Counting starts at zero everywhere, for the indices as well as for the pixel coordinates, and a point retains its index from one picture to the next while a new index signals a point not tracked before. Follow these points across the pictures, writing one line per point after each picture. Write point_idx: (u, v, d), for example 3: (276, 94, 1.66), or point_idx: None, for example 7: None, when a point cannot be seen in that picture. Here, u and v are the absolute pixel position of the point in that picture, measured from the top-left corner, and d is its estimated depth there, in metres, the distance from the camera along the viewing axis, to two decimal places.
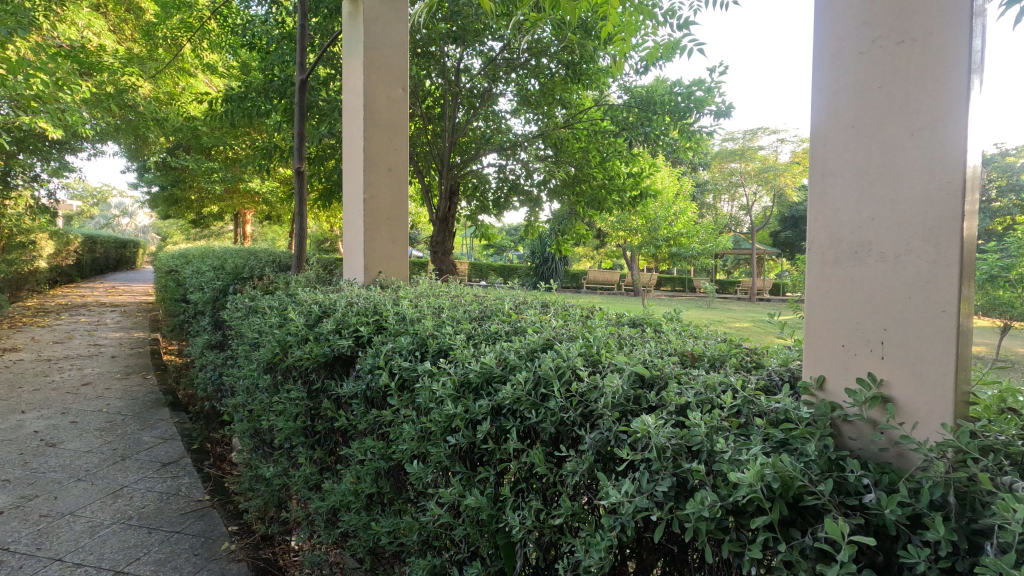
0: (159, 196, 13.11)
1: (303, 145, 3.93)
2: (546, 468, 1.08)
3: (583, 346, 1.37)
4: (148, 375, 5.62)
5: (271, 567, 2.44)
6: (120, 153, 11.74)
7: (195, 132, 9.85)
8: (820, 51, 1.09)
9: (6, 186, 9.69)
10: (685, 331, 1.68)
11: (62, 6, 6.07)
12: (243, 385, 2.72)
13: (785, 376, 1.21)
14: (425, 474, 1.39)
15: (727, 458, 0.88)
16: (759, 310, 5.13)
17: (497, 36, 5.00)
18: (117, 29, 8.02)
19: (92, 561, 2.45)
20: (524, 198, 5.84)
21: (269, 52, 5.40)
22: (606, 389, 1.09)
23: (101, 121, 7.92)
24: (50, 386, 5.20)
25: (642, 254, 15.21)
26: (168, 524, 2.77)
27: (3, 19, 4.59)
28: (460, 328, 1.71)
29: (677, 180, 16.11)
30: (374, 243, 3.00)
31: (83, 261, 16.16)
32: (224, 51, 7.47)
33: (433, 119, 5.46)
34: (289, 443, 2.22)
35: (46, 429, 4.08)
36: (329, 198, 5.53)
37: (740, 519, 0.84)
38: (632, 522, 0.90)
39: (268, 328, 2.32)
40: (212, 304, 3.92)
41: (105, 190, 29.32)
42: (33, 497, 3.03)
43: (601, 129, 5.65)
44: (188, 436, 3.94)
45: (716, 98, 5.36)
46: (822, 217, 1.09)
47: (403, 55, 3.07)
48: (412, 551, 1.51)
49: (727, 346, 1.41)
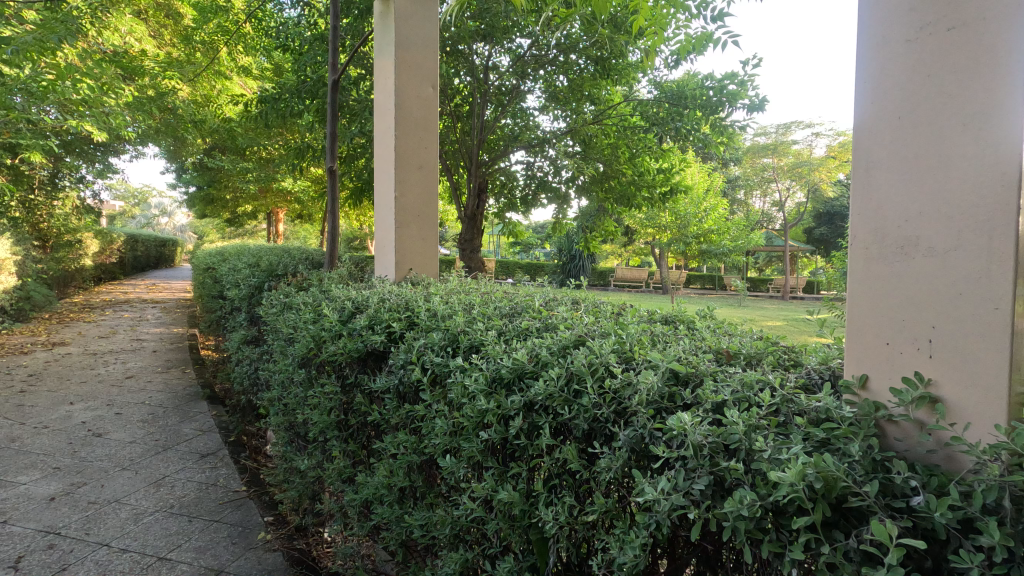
0: (197, 195, 13.54)
1: (335, 144, 4.00)
2: (579, 464, 1.08)
3: (616, 342, 1.35)
4: (186, 369, 5.82)
5: (306, 557, 2.50)
6: (161, 155, 12.17)
7: (231, 133, 10.13)
8: (864, 42, 1.06)
9: (53, 187, 10.26)
10: (719, 328, 1.66)
11: (107, 13, 6.32)
12: (278, 380, 2.79)
13: (826, 375, 1.18)
14: (457, 469, 1.40)
15: (766, 457, 0.86)
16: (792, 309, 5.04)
17: (525, 33, 5.01)
18: (158, 34, 8.30)
19: (136, 547, 2.54)
20: (552, 195, 5.83)
21: (301, 54, 5.51)
22: (641, 386, 1.08)
23: (142, 123, 8.22)
24: (95, 379, 5.42)
25: (671, 250, 15.04)
26: (208, 513, 2.86)
27: (54, 27, 4.77)
28: (491, 324, 1.71)
29: (707, 176, 15.91)
30: (405, 241, 3.03)
31: (126, 260, 16.83)
32: (257, 53, 7.65)
33: (461, 117, 5.49)
34: (323, 436, 2.27)
35: (93, 419, 4.26)
36: (360, 196, 5.62)
37: (780, 520, 0.82)
38: (667, 520, 0.90)
39: (303, 324, 2.37)
40: (248, 301, 4.02)
41: (146, 191, 30.67)
42: (81, 484, 3.17)
43: (631, 125, 5.59)
44: (225, 428, 4.06)
45: (749, 92, 5.25)
46: (866, 212, 1.06)
47: (433, 54, 3.08)
48: (444, 545, 1.52)
49: (763, 344, 1.38)
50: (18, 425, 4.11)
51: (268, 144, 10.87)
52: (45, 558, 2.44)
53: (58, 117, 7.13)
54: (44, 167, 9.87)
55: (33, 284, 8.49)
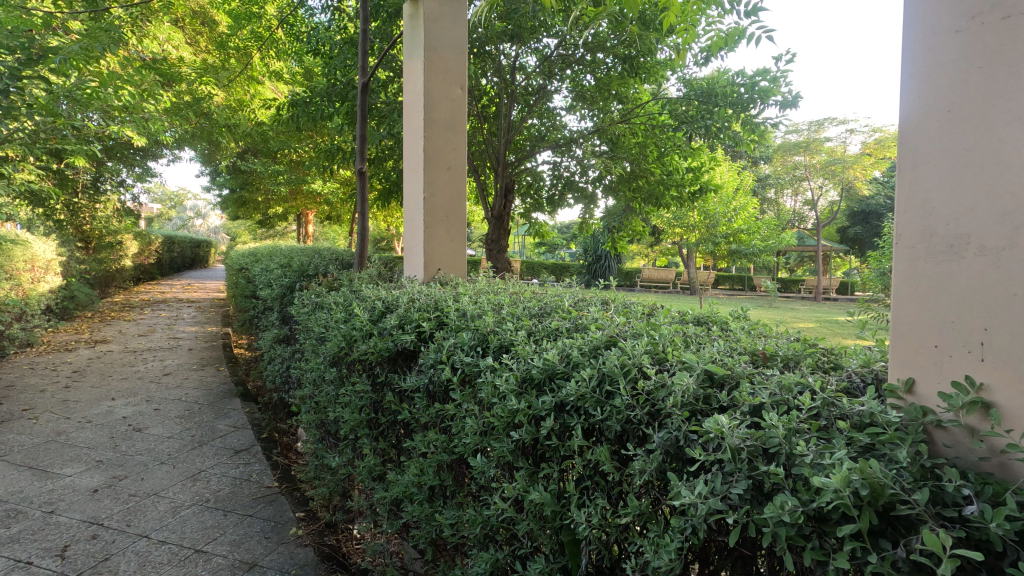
0: (230, 197, 13.89)
1: (364, 146, 4.05)
2: (611, 466, 1.07)
3: (648, 344, 1.33)
4: (221, 366, 5.97)
5: (336, 553, 2.53)
6: (196, 158, 12.52)
7: (264, 137, 10.37)
8: (910, 34, 1.03)
9: (95, 191, 10.68)
10: (753, 330, 1.62)
11: (146, 22, 6.53)
12: (310, 378, 2.83)
13: (868, 378, 1.14)
14: (488, 469, 1.40)
15: (808, 461, 0.84)
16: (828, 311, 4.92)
17: (552, 33, 5.00)
18: (194, 42, 8.54)
19: (174, 539, 2.62)
20: (579, 195, 5.79)
21: (331, 58, 5.60)
22: (675, 387, 1.06)
23: (179, 127, 8.49)
24: (135, 375, 5.61)
25: (700, 250, 14.89)
26: (242, 508, 2.93)
27: (98, 36, 4.88)
28: (521, 324, 1.71)
29: (736, 175, 15.65)
30: (433, 242, 3.05)
31: (163, 261, 17.42)
32: (289, 58, 7.81)
33: (488, 117, 5.50)
34: (353, 433, 2.29)
35: (133, 415, 4.41)
36: (388, 198, 5.69)
37: (823, 527, 0.80)
38: (703, 525, 0.88)
39: (334, 323, 2.41)
40: (280, 301, 4.10)
41: (182, 195, 31.83)
42: (123, 477, 3.28)
43: (659, 124, 5.52)
44: (258, 425, 4.15)
45: (782, 88, 5.12)
46: (913, 211, 1.03)
47: (462, 55, 3.10)
48: (474, 544, 1.53)
49: (800, 346, 1.34)
50: (64, 420, 4.28)
51: (299, 147, 11.07)
52: (89, 548, 2.53)
53: (100, 123, 7.40)
54: (88, 172, 10.26)
55: (77, 284, 8.83)
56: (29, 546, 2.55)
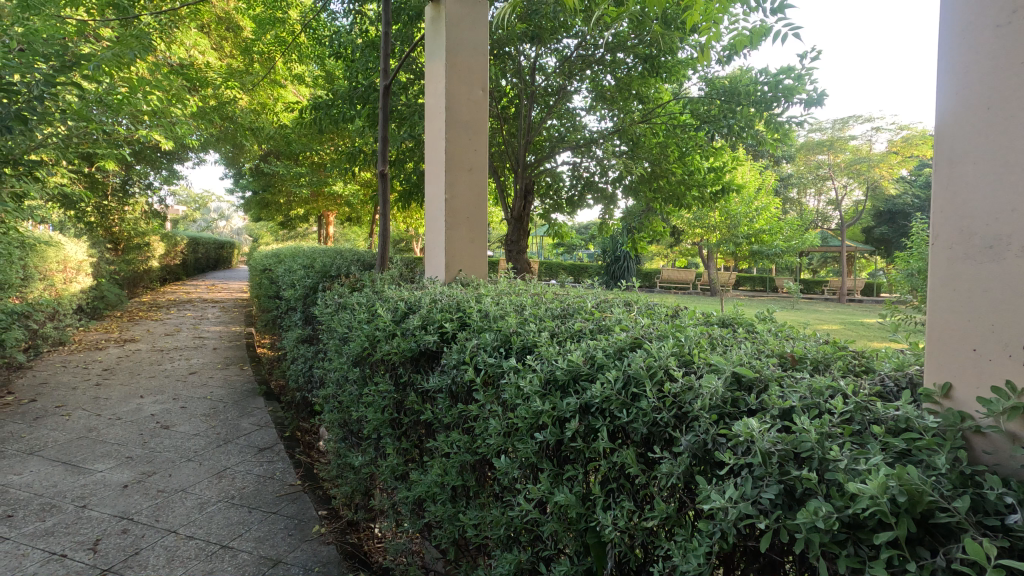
0: (253, 199, 14.12)
1: (386, 148, 4.09)
2: (637, 468, 1.07)
3: (673, 345, 1.32)
4: (244, 366, 6.07)
5: (358, 551, 2.55)
6: (221, 161, 12.76)
7: (286, 139, 10.51)
8: (949, 29, 1.01)
9: (124, 194, 10.95)
10: (780, 331, 1.60)
11: (174, 28, 6.67)
12: (332, 378, 2.86)
13: (902, 382, 1.11)
14: (512, 470, 1.41)
15: (842, 467, 0.82)
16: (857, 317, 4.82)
17: (572, 33, 4.98)
18: (219, 47, 8.68)
19: (201, 534, 2.67)
20: (599, 196, 5.77)
21: (353, 61, 5.65)
22: (703, 390, 1.05)
23: (204, 131, 8.67)
24: (163, 374, 5.74)
25: (721, 250, 14.73)
26: (266, 505, 2.98)
27: (129, 43, 5.01)
28: (544, 325, 1.71)
29: (758, 175, 15.45)
30: (454, 243, 3.06)
31: (189, 262, 17.80)
32: (311, 62, 7.91)
33: (508, 119, 5.50)
34: (376, 433, 2.31)
35: (161, 412, 4.52)
36: (408, 199, 5.73)
37: (858, 534, 0.78)
38: (733, 529, 0.87)
39: (357, 323, 2.43)
40: (303, 301, 4.16)
41: (206, 198, 32.56)
42: (151, 473, 3.36)
43: (680, 123, 5.48)
44: (281, 424, 4.21)
45: (807, 86, 5.04)
46: (950, 213, 1.00)
47: (483, 57, 3.11)
48: (498, 545, 1.53)
49: (830, 348, 1.32)
50: (95, 416, 4.40)
51: (321, 150, 11.20)
52: (120, 542, 2.59)
53: (130, 127, 7.60)
54: (117, 175, 10.53)
55: (107, 284, 9.08)
56: (62, 539, 2.62)
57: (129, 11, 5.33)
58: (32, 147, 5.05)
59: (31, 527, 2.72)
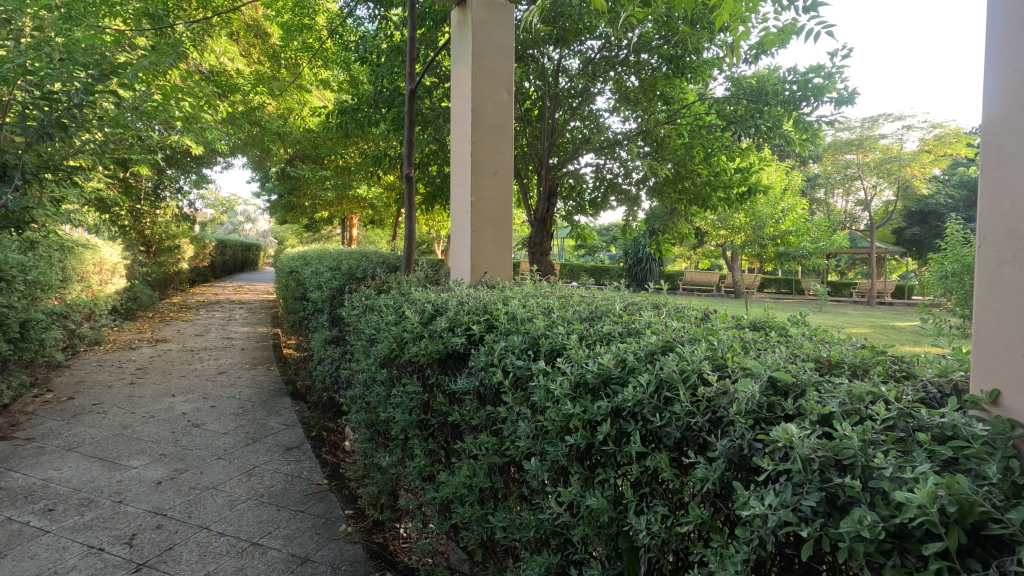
0: (279, 203, 14.41)
1: (411, 152, 4.12)
2: (671, 473, 1.06)
3: (707, 349, 1.30)
4: (271, 366, 6.19)
5: (384, 550, 2.58)
6: (248, 165, 13.05)
7: (313, 143, 10.70)
8: (999, 26, 0.97)
9: (156, 198, 11.26)
10: (815, 335, 1.57)
11: (206, 37, 6.87)
12: (360, 379, 2.89)
13: (945, 388, 1.08)
14: (542, 472, 1.41)
15: (887, 475, 0.80)
16: (897, 336, 4.66)
17: (597, 34, 4.96)
18: (247, 53, 8.86)
19: (232, 531, 2.73)
20: (622, 197, 5.73)
21: (378, 65, 5.72)
22: (739, 395, 1.03)
23: (233, 135, 8.88)
24: (193, 374, 5.87)
25: (746, 251, 14.62)
26: (294, 503, 3.03)
27: (164, 51, 5.16)
28: (572, 328, 1.70)
29: (784, 176, 15.23)
30: (480, 245, 3.07)
31: (216, 264, 18.25)
32: (336, 67, 8.04)
33: (531, 121, 5.51)
34: (404, 433, 2.34)
35: (192, 411, 4.63)
36: (432, 202, 5.78)
37: (905, 544, 0.76)
38: (772, 537, 0.86)
39: (385, 325, 2.46)
40: (330, 302, 4.22)
41: (233, 201, 33.42)
42: (183, 471, 3.44)
43: (706, 124, 5.46)
44: (307, 424, 4.28)
45: (837, 85, 4.94)
46: (1000, 211, 0.97)
47: (510, 60, 3.13)
48: (527, 547, 1.53)
49: (868, 352, 1.28)
50: (130, 414, 4.53)
51: (346, 154, 11.37)
52: (154, 537, 2.66)
53: (163, 134, 7.83)
54: (150, 179, 10.84)
55: (139, 286, 9.34)
56: (100, 534, 2.70)
57: (164, 21, 5.50)
58: (72, 153, 5.21)
59: (71, 520, 2.81)
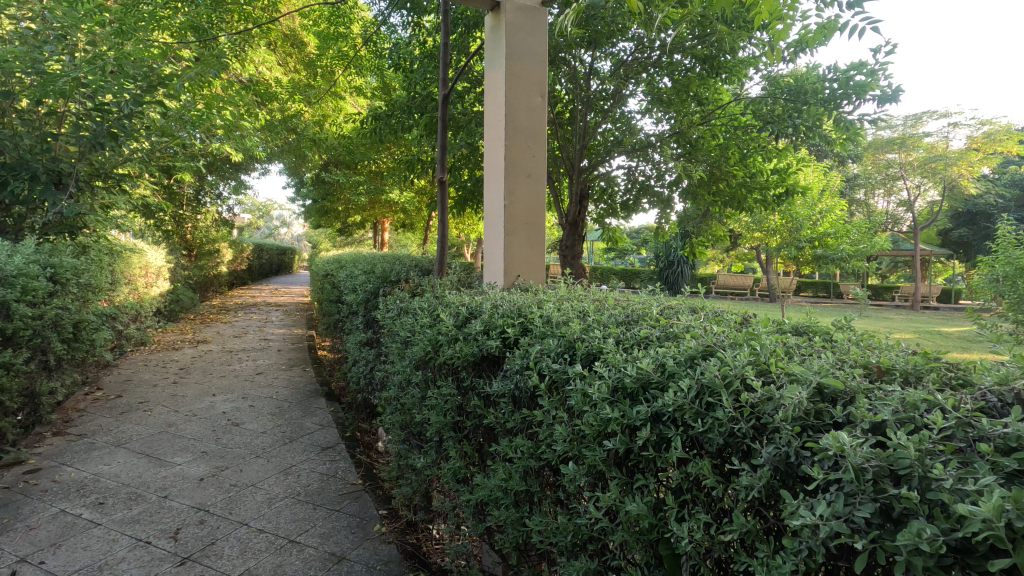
0: (314, 208, 14.75)
1: (444, 157, 4.17)
2: (714, 480, 1.05)
3: (749, 354, 1.28)
4: (306, 367, 6.32)
5: (417, 551, 2.60)
6: (285, 171, 13.40)
7: (348, 149, 10.92)
8: None
9: (197, 203, 11.66)
10: (862, 340, 1.52)
11: (247, 47, 7.09)
12: (394, 380, 2.93)
13: (1005, 398, 1.03)
14: (579, 477, 1.40)
15: (947, 487, 0.77)
16: (946, 345, 4.54)
17: (629, 36, 4.94)
18: (284, 63, 9.12)
19: (271, 528, 2.80)
20: (655, 200, 5.67)
21: (411, 72, 5.81)
22: (786, 401, 1.01)
23: (270, 141, 9.13)
24: (232, 374, 6.04)
25: (782, 253, 14.31)
26: (330, 502, 3.08)
27: (208, 62, 5.34)
28: (609, 332, 1.69)
29: (822, 176, 14.80)
30: (513, 248, 3.08)
31: (253, 268, 18.77)
32: (370, 74, 8.19)
33: (563, 124, 5.51)
34: (438, 435, 2.35)
35: (232, 410, 4.76)
36: (463, 206, 5.82)
37: (967, 559, 0.73)
38: (821, 548, 0.83)
39: (421, 327, 2.48)
40: (365, 305, 4.29)
41: (269, 206, 34.35)
42: (224, 468, 3.54)
43: (741, 124, 5.36)
44: (342, 424, 4.36)
45: (880, 82, 4.77)
46: None
47: (543, 64, 3.14)
48: (563, 552, 1.52)
49: (921, 359, 1.24)
50: (173, 412, 4.69)
51: (379, 159, 11.56)
52: (198, 532, 2.75)
53: (205, 142, 8.12)
54: (191, 185, 11.23)
55: (181, 288, 9.67)
56: (147, 527, 2.80)
57: (208, 32, 5.70)
58: (120, 162, 5.42)
59: (120, 514, 2.93)
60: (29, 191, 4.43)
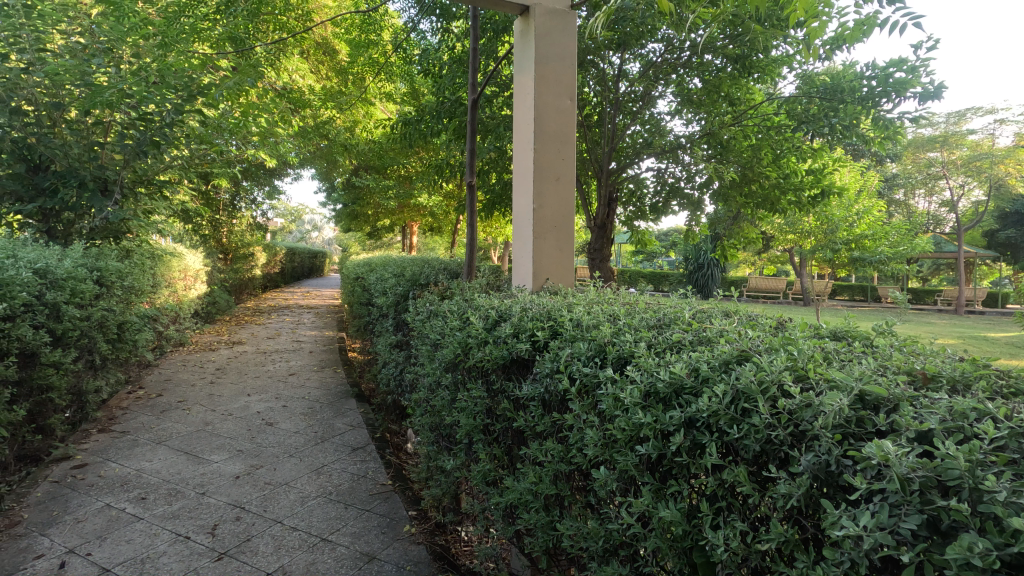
0: (345, 212, 15.01)
1: (473, 161, 4.20)
2: (750, 487, 1.03)
3: (786, 359, 1.25)
4: (337, 369, 6.43)
5: (446, 553, 2.62)
6: (317, 176, 13.68)
7: (378, 154, 11.10)
8: None
9: (233, 208, 11.99)
10: (905, 347, 1.47)
11: (281, 56, 7.28)
12: (424, 382, 2.96)
13: None
14: (610, 481, 1.39)
15: (1001, 500, 0.74)
16: (997, 350, 4.36)
17: (659, 37, 4.91)
18: (317, 71, 9.33)
19: (304, 526, 2.85)
20: (685, 202, 5.60)
21: (440, 77, 5.88)
22: (826, 408, 0.98)
23: (303, 147, 9.34)
24: (266, 375, 6.19)
25: (817, 256, 13.93)
26: (360, 502, 3.13)
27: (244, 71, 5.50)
28: (640, 336, 1.68)
29: (859, 177, 14.38)
30: (542, 251, 3.08)
31: (285, 271, 19.21)
32: (399, 80, 8.31)
33: (591, 126, 5.49)
34: (468, 437, 2.36)
35: (266, 410, 4.88)
36: (491, 209, 5.85)
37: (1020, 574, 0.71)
38: (864, 559, 0.81)
39: (450, 330, 2.50)
40: (395, 307, 4.34)
41: (301, 211, 35.11)
42: (259, 466, 3.63)
43: (774, 124, 5.25)
44: (372, 425, 4.42)
45: (922, 78, 4.61)
46: None
47: (572, 67, 3.14)
48: (594, 557, 1.51)
49: (969, 366, 1.19)
50: (210, 411, 4.83)
51: (408, 164, 11.72)
52: (234, 528, 2.82)
53: (242, 149, 8.37)
54: (228, 191, 11.57)
55: (218, 291, 9.96)
56: (186, 522, 2.89)
57: (244, 42, 5.87)
58: (161, 169, 5.63)
59: (161, 509, 3.03)
60: (77, 198, 4.70)
